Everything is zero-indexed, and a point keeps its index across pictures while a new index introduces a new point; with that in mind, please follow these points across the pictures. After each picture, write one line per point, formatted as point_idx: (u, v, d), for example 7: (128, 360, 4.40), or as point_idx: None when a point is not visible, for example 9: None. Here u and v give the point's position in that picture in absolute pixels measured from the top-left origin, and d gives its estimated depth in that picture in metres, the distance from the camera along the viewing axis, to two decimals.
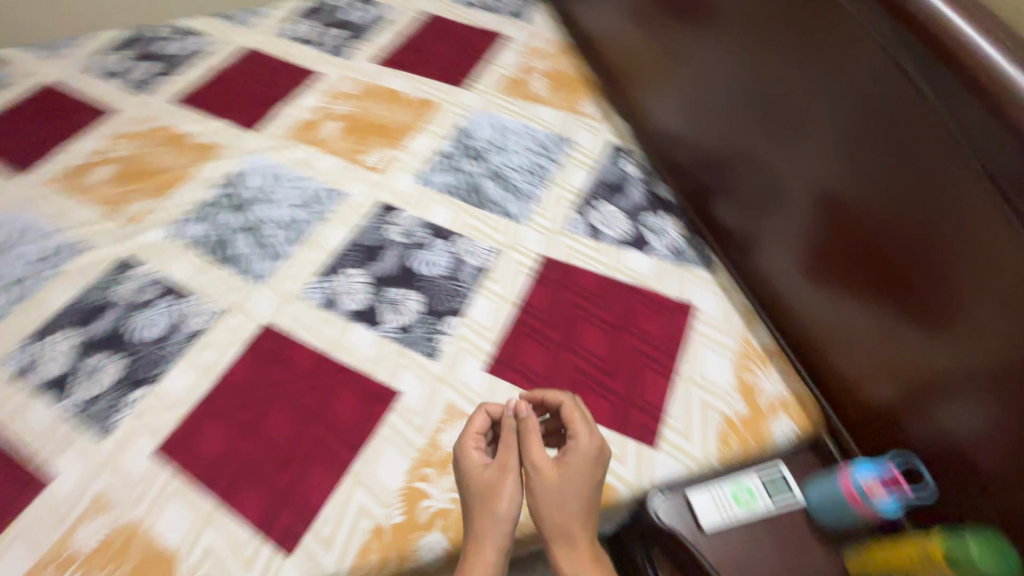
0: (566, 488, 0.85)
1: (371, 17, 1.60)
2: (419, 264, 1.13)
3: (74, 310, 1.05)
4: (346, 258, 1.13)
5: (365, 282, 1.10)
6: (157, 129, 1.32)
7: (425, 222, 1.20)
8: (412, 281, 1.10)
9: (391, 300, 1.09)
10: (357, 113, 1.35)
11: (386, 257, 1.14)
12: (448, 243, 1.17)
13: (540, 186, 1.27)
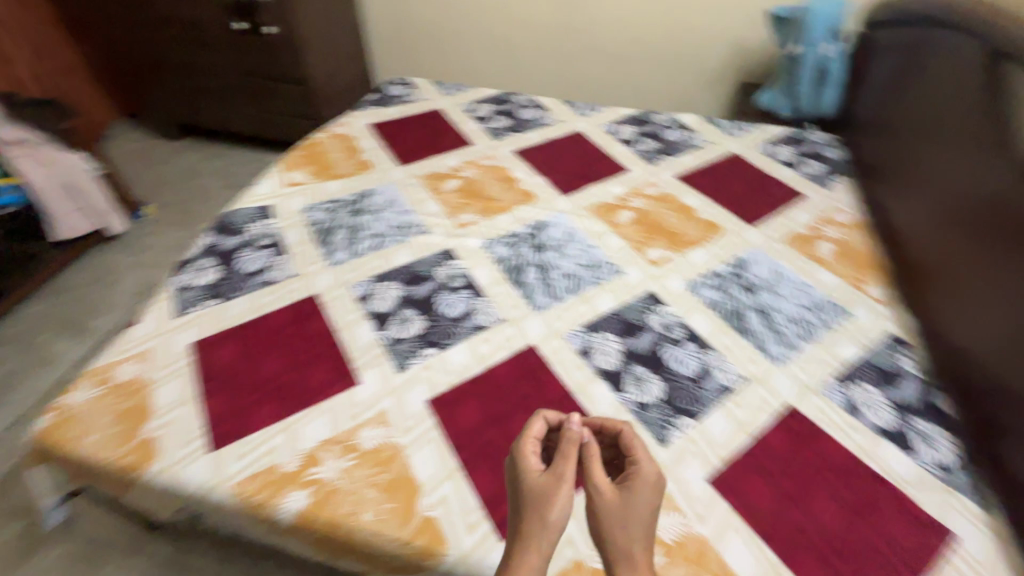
0: (633, 517, 0.58)
1: (685, 140, 1.74)
2: (670, 357, 1.06)
3: (406, 272, 1.23)
4: (608, 323, 1.13)
5: (618, 350, 1.08)
6: (495, 167, 1.59)
7: (684, 323, 1.14)
8: (660, 368, 1.04)
9: (637, 376, 1.03)
10: (651, 212, 1.43)
11: (643, 337, 1.10)
12: (699, 350, 1.08)
13: (802, 340, 1.12)
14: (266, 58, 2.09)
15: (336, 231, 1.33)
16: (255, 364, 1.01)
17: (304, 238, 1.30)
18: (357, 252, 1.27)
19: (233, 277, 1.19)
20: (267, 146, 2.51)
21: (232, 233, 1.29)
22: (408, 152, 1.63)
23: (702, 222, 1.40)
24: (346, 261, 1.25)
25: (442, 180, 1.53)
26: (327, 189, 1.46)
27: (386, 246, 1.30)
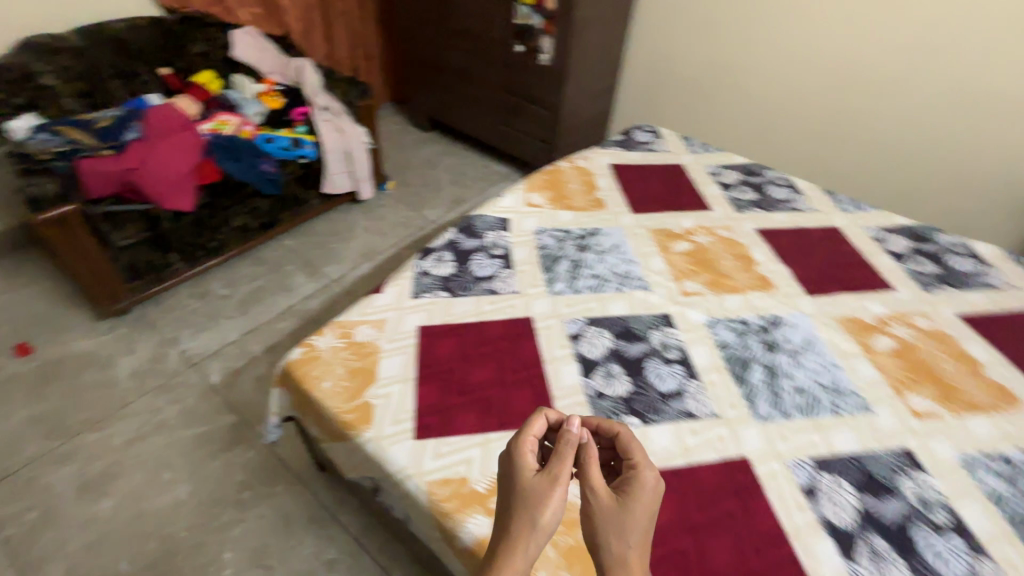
0: (623, 517, 0.58)
1: (976, 273, 1.43)
2: (925, 544, 0.85)
3: (620, 324, 1.17)
4: (846, 468, 0.94)
5: (855, 507, 0.89)
6: (732, 241, 1.47)
7: (952, 508, 0.90)
8: (910, 555, 0.83)
9: (874, 550, 0.84)
10: (919, 349, 1.18)
11: (890, 503, 0.90)
12: (969, 551, 0.85)
13: None
14: (530, 82, 2.24)
15: (561, 261, 1.34)
16: (466, 369, 1.04)
17: (531, 259, 1.33)
18: (577, 288, 1.26)
19: (464, 277, 1.26)
20: (495, 157, 2.71)
21: (473, 235, 1.38)
22: (643, 202, 1.58)
23: (986, 381, 1.12)
24: (564, 294, 1.24)
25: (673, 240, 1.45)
26: (559, 218, 1.48)
27: (606, 290, 1.26)
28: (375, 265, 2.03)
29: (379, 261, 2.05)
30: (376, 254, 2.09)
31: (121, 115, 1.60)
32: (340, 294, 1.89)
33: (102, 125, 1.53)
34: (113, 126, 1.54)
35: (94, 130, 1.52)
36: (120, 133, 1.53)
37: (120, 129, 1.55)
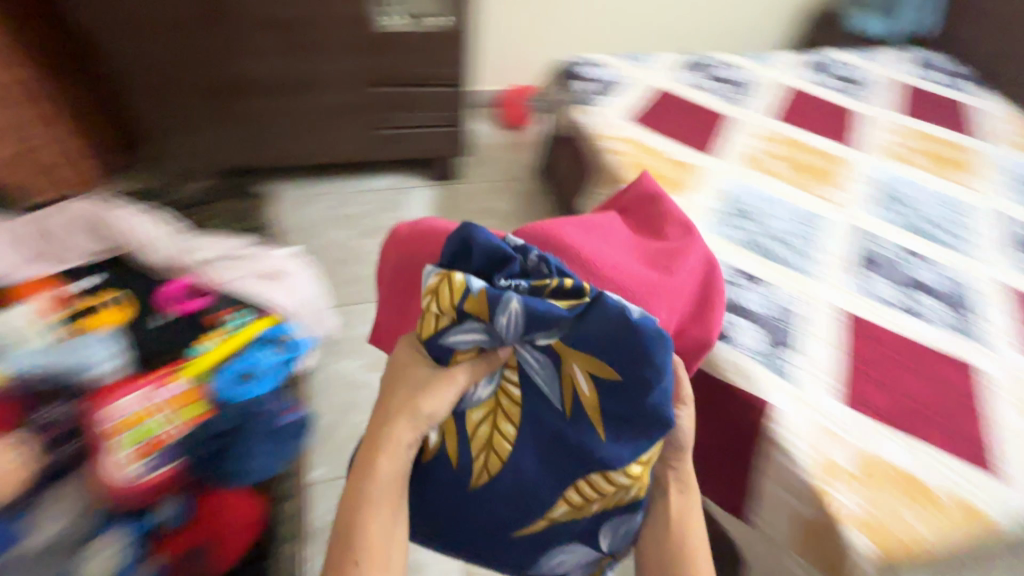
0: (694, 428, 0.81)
1: (865, 75, 1.93)
2: (741, 301, 1.12)
3: (863, 261, 1.28)
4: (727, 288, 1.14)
5: (757, 336, 1.07)
6: (784, 135, 1.59)
7: (730, 268, 1.20)
8: (740, 313, 1.10)
9: (735, 326, 1.08)
10: (931, 147, 1.64)
11: None
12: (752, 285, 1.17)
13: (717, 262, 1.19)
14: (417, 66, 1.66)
15: (772, 245, 1.26)
16: (914, 408, 1.01)
17: (784, 249, 1.26)
18: (908, 266, 1.28)
19: (790, 340, 1.08)
20: (364, 174, 1.99)
21: None
22: (702, 139, 1.53)
23: (947, 149, 1.65)
24: (890, 277, 1.25)
25: (826, 149, 1.56)
26: (745, 169, 1.44)
27: (866, 282, 1.23)
28: None
29: None
30: None
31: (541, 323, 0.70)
32: None
33: (586, 389, 0.75)
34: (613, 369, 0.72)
35: (597, 412, 0.75)
36: (658, 390, 0.71)
37: (630, 399, 0.73)
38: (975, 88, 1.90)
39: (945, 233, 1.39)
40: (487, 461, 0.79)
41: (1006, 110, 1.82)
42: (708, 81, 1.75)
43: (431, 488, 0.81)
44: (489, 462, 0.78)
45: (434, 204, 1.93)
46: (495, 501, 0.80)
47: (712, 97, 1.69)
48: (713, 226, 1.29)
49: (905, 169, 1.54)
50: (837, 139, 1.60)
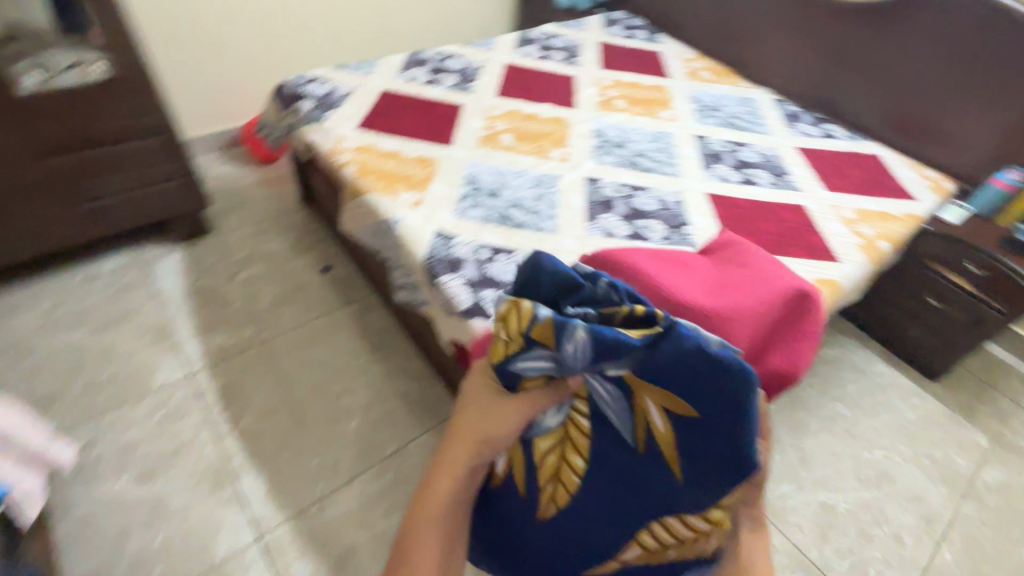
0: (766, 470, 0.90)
1: (570, 41, 2.18)
2: (493, 274, 1.17)
3: (594, 205, 1.44)
4: (479, 266, 1.18)
5: None
6: (510, 111, 1.72)
7: (480, 245, 1.25)
8: (495, 285, 1.15)
9: (492, 298, 1.12)
10: (629, 94, 1.92)
11: (461, 293, 1.11)
12: (503, 256, 1.23)
13: (466, 244, 1.23)
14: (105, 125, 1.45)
15: (513, 212, 1.35)
16: None
17: (525, 213, 1.36)
18: (628, 199, 1.48)
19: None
20: (92, 261, 1.71)
21: (459, 268, 1.16)
22: (436, 132, 1.59)
23: (642, 92, 1.94)
24: (617, 213, 1.43)
25: (548, 116, 1.74)
26: (479, 151, 1.53)
27: (598, 223, 1.38)
28: (258, 468, 1.32)
29: (247, 463, 1.32)
30: (229, 467, 1.31)
31: (598, 348, 0.87)
32: (303, 523, 1.24)
33: (661, 425, 0.90)
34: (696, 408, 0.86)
35: (675, 447, 0.91)
36: (733, 422, 0.84)
37: (722, 434, 0.86)
38: (652, 37, 2.28)
39: (651, 162, 1.63)
40: (553, 491, 1.07)
41: (681, 54, 2.24)
42: (433, 76, 1.82)
43: (508, 501, 1.14)
44: (558, 493, 1.06)
45: (189, 268, 1.72)
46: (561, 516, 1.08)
47: (439, 88, 1.78)
48: (459, 210, 1.33)
49: (614, 119, 1.79)
50: (555, 105, 1.81)
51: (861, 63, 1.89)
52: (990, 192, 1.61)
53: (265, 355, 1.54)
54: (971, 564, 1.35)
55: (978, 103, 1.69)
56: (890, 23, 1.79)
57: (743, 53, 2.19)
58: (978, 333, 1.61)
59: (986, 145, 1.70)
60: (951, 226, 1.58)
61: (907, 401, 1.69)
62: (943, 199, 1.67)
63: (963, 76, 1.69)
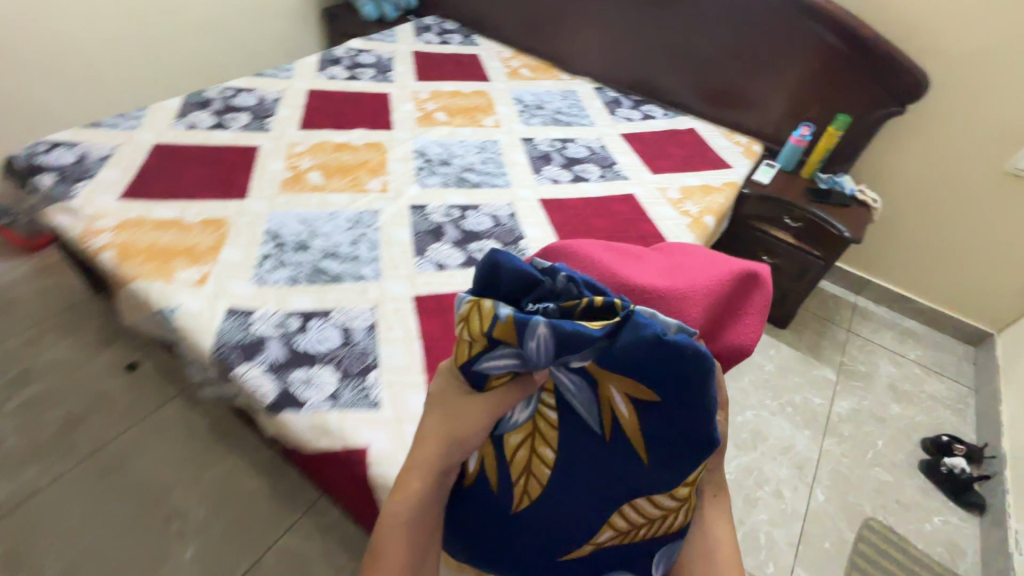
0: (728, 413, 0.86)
1: (380, 56, 2.05)
2: (306, 348, 1.01)
3: (422, 234, 1.32)
4: (289, 341, 1.02)
5: (333, 374, 0.98)
6: (318, 144, 1.56)
7: (288, 313, 1.08)
8: (310, 361, 0.99)
9: (305, 378, 0.96)
10: (449, 105, 1.83)
11: (265, 380, 0.94)
12: (318, 321, 1.07)
13: (271, 316, 1.06)
14: None
15: (326, 265, 1.19)
16: None
17: (342, 262, 1.21)
18: (458, 221, 1.37)
19: (367, 358, 1.02)
20: None
21: (258, 351, 0.98)
22: (228, 183, 1.37)
23: (462, 99, 1.87)
24: (448, 239, 1.32)
25: (361, 143, 1.59)
26: (282, 198, 1.35)
27: (426, 255, 1.26)
28: None
29: None
30: None
31: (567, 342, 0.75)
32: None
33: (624, 411, 0.80)
34: (656, 392, 0.77)
35: (642, 432, 0.81)
36: (697, 405, 0.75)
37: (686, 418, 0.76)
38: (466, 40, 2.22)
39: (479, 175, 1.55)
40: (527, 486, 0.90)
41: (498, 55, 2.19)
42: (221, 117, 1.60)
43: (472, 506, 0.92)
44: (531, 487, 0.90)
45: None
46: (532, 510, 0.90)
47: (230, 130, 1.56)
48: (261, 277, 1.15)
49: (436, 134, 1.68)
50: (369, 128, 1.66)
51: (660, 43, 1.97)
52: (786, 150, 1.75)
53: (58, 494, 1.24)
54: (841, 498, 1.45)
55: (761, 68, 1.81)
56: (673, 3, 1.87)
57: (557, 46, 2.20)
58: (806, 280, 1.74)
59: (777, 106, 1.83)
60: (762, 187, 1.69)
61: (765, 353, 1.79)
62: (756, 161, 1.78)
63: (744, 46, 1.81)
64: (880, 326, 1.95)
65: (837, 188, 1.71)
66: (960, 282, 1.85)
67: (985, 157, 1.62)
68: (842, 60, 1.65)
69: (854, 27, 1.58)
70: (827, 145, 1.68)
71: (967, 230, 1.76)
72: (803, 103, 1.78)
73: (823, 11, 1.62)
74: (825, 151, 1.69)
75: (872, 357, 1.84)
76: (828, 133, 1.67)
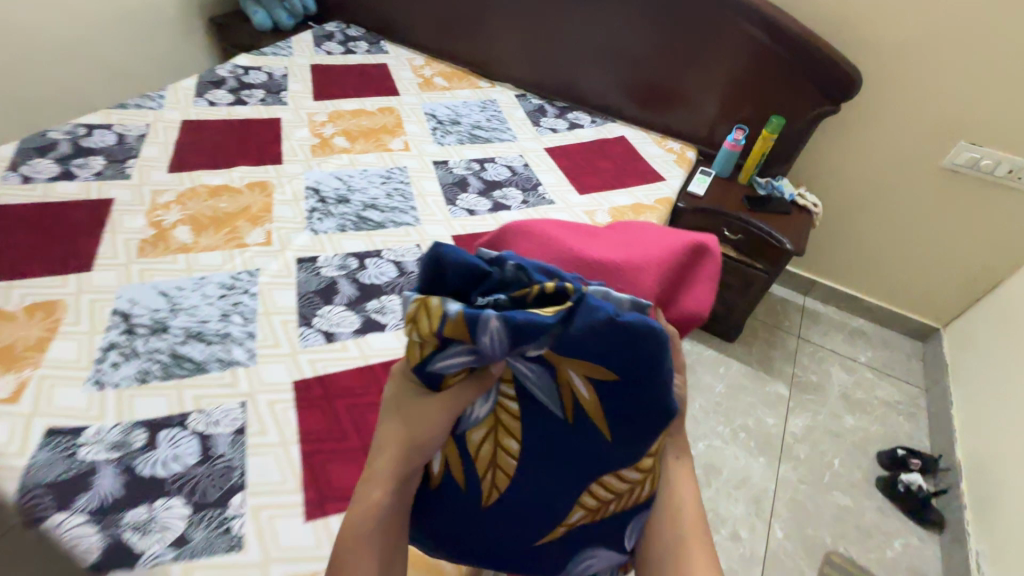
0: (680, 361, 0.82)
1: (272, 73, 1.82)
2: (149, 474, 0.81)
3: (310, 296, 1.13)
4: (127, 467, 0.82)
5: (182, 508, 0.79)
6: (190, 190, 1.34)
7: (131, 425, 0.87)
8: (152, 492, 0.79)
9: (144, 520, 0.77)
10: (351, 127, 1.63)
11: (90, 531, 0.74)
12: (169, 432, 0.87)
13: (105, 433, 0.85)
14: None
15: (186, 350, 0.99)
16: None
17: (207, 344, 1.01)
18: (355, 276, 1.19)
19: (230, 478, 0.83)
20: None
21: (83, 490, 0.78)
22: (70, 250, 1.14)
23: (368, 119, 1.67)
24: (341, 299, 1.13)
25: (243, 184, 1.37)
26: (136, 265, 1.13)
27: (313, 324, 1.07)
28: None
29: None
30: None
31: (523, 329, 0.68)
32: None
33: (585, 393, 0.76)
34: (613, 370, 0.74)
35: (602, 412, 0.77)
36: (649, 379, 0.73)
37: (639, 395, 0.74)
38: (372, 50, 2.02)
39: (380, 212, 1.36)
40: (495, 479, 0.79)
41: (410, 64, 1.99)
42: (68, 164, 1.35)
43: (440, 512, 0.80)
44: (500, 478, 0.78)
45: None
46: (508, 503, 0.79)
47: (79, 180, 1.31)
48: (99, 375, 0.93)
49: (334, 166, 1.48)
50: (254, 165, 1.45)
51: (578, 45, 1.82)
52: (721, 155, 1.63)
53: None
54: (800, 532, 1.36)
55: (687, 68, 1.68)
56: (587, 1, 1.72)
57: (473, 50, 2.02)
58: (752, 295, 1.63)
59: (706, 109, 1.71)
60: (698, 199, 1.57)
61: (715, 372, 1.69)
62: (690, 170, 1.67)
63: (666, 44, 1.67)
64: (830, 328, 1.88)
65: (776, 193, 1.60)
66: (904, 278, 1.79)
67: (921, 152, 1.55)
68: (769, 57, 1.53)
69: (779, 22, 1.46)
70: (762, 149, 1.56)
71: (908, 227, 1.69)
72: (732, 104, 1.66)
73: (744, 5, 1.49)
74: (760, 157, 1.58)
75: (823, 364, 1.76)
76: (762, 137, 1.55)
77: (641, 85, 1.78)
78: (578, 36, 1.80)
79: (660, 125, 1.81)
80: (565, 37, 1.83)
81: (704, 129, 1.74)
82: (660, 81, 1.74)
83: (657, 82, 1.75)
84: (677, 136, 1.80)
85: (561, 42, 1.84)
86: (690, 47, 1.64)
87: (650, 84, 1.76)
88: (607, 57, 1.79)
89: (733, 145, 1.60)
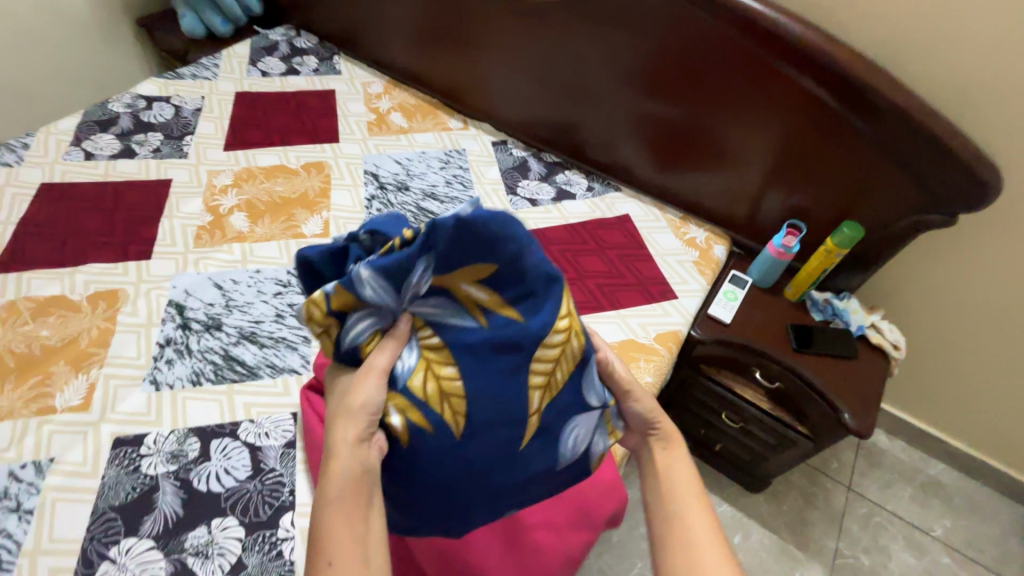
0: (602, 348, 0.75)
1: (182, 108, 1.42)
2: None
3: (110, 515, 0.77)
4: None
5: None
6: (8, 305, 0.99)
7: None
8: None
9: None
10: (260, 195, 1.23)
11: None
12: None
13: None
14: None
15: None
16: None
17: None
18: (186, 476, 0.82)
19: None
20: None
21: None
22: None
23: (286, 182, 1.27)
24: (152, 525, 0.77)
25: (84, 297, 1.02)
26: None
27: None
28: None
29: None
30: None
31: (400, 272, 0.59)
32: None
33: (484, 296, 0.63)
34: (490, 263, 0.61)
35: (508, 302, 0.64)
36: (523, 254, 0.61)
37: (517, 270, 0.62)
38: (320, 71, 1.59)
39: (258, 350, 0.97)
40: (451, 404, 0.64)
41: (364, 93, 1.55)
42: None
43: (418, 474, 0.65)
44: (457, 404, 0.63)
45: None
46: (485, 439, 0.65)
47: None
48: None
49: (218, 264, 1.10)
50: (111, 260, 1.08)
51: (573, 82, 1.33)
52: (760, 261, 1.15)
53: None
54: None
55: (718, 130, 1.18)
56: (584, 26, 1.23)
57: (444, 75, 1.55)
58: (789, 457, 1.17)
59: (743, 186, 1.22)
60: (724, 328, 1.10)
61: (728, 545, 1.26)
62: (715, 277, 1.20)
63: (689, 94, 1.18)
64: (894, 478, 1.40)
65: (838, 322, 1.12)
66: (1010, 429, 1.29)
67: None
68: (840, 130, 1.03)
69: (864, 82, 0.95)
70: (822, 263, 1.08)
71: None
72: (781, 185, 1.16)
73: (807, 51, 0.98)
74: (818, 273, 1.10)
75: (881, 539, 1.30)
76: (824, 248, 1.07)
77: (654, 144, 1.29)
78: (573, 70, 1.31)
79: (679, 198, 1.33)
80: (556, 70, 1.34)
81: (739, 212, 1.26)
82: (680, 142, 1.25)
83: (677, 143, 1.26)
84: (702, 216, 1.32)
85: (551, 76, 1.36)
86: (724, 102, 1.14)
87: (666, 144, 1.28)
88: (611, 101, 1.30)
89: (780, 252, 1.12)
